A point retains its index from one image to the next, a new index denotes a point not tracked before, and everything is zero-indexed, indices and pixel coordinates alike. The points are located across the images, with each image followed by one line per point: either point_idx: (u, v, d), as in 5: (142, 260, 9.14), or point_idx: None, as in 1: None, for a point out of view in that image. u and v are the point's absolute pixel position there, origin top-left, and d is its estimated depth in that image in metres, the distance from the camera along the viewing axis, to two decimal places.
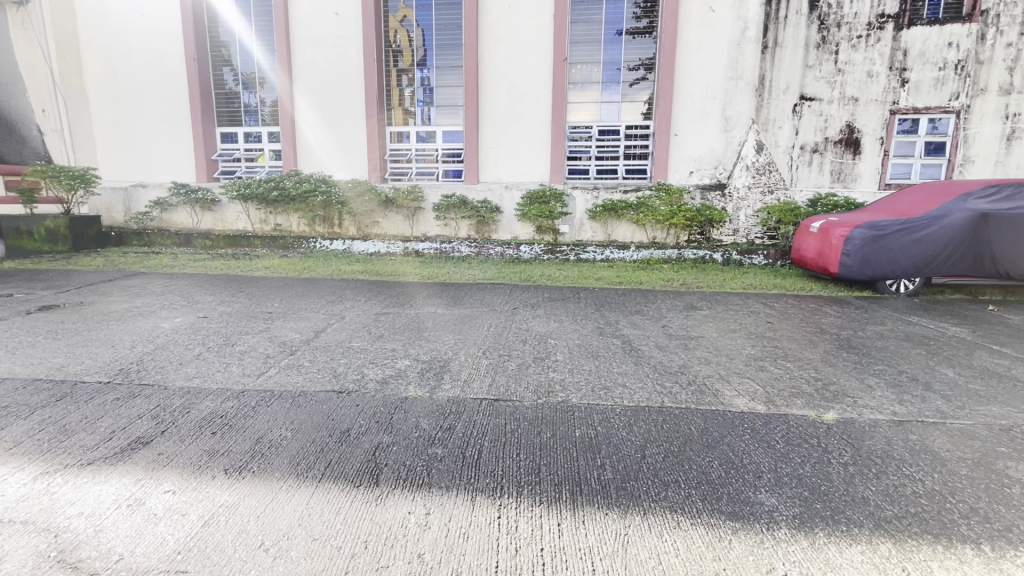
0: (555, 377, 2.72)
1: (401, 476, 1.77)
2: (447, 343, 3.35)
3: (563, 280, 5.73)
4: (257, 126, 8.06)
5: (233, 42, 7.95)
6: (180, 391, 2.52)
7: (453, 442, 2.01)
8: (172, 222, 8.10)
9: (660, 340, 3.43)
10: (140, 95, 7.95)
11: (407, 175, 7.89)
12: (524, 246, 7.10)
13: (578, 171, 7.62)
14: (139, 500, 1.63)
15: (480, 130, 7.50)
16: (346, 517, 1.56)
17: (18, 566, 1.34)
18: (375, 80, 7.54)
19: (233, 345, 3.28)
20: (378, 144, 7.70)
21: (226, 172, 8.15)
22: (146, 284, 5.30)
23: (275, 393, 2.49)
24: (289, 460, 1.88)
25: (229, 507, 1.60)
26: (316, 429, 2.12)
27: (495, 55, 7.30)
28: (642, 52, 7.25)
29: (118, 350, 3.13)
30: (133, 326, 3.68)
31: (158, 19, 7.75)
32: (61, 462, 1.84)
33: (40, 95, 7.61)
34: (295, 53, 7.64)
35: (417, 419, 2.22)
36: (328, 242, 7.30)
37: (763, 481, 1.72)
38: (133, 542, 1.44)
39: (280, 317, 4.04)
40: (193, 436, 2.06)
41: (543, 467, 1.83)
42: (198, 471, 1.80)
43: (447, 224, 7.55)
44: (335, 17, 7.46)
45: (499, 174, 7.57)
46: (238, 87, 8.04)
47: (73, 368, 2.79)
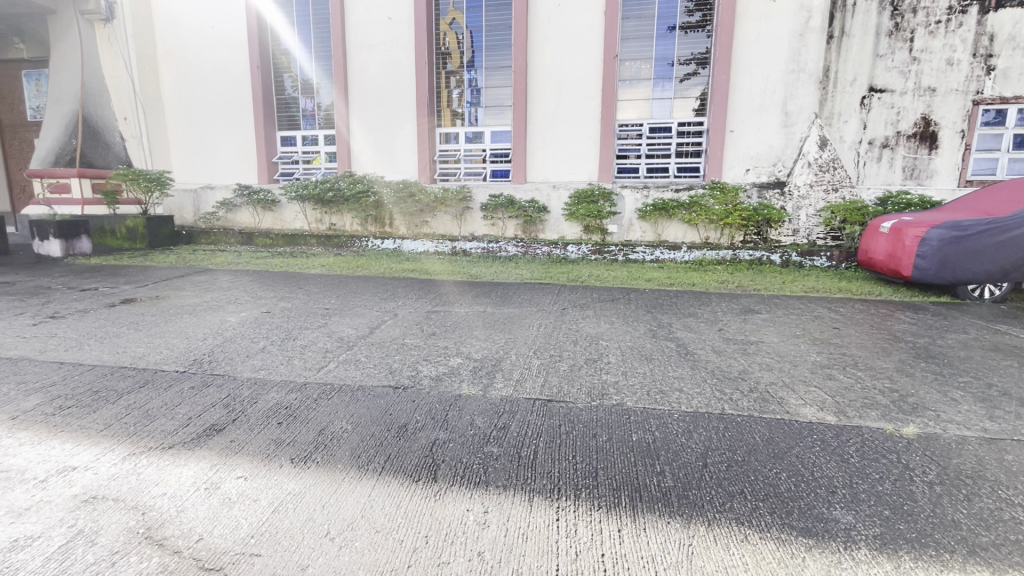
0: (607, 380, 2.68)
1: (458, 473, 1.79)
2: (499, 342, 3.37)
3: (612, 280, 5.65)
4: (314, 130, 8.39)
5: (292, 49, 8.28)
6: (248, 381, 2.66)
7: (509, 442, 2.01)
8: (236, 222, 8.55)
9: (717, 344, 3.32)
10: (209, 102, 8.44)
11: (456, 175, 7.98)
12: (571, 246, 7.05)
13: (627, 170, 7.48)
14: (215, 484, 1.72)
15: (528, 130, 7.49)
16: (407, 511, 1.59)
17: (112, 540, 1.45)
18: (426, 82, 7.68)
19: (295, 339, 3.43)
20: (428, 145, 7.84)
21: (285, 173, 8.54)
22: (214, 280, 5.64)
23: (335, 386, 2.59)
24: (350, 453, 1.93)
25: (296, 495, 1.67)
26: (373, 423, 2.18)
27: (545, 54, 7.28)
28: (695, 47, 7.03)
29: (191, 341, 3.35)
30: (205, 319, 3.92)
31: (223, 29, 8.22)
32: (146, 444, 1.98)
33: (123, 103, 8.38)
34: (351, 58, 7.90)
35: (473, 416, 2.24)
36: (380, 242, 7.54)
37: (838, 496, 1.63)
38: (212, 524, 1.52)
39: (337, 313, 4.19)
40: (261, 425, 2.16)
41: (600, 471, 1.80)
42: (267, 459, 1.89)
43: (494, 223, 7.60)
44: (389, 21, 7.66)
45: (547, 173, 7.54)
46: (296, 93, 8.38)
47: (154, 357, 3.00)
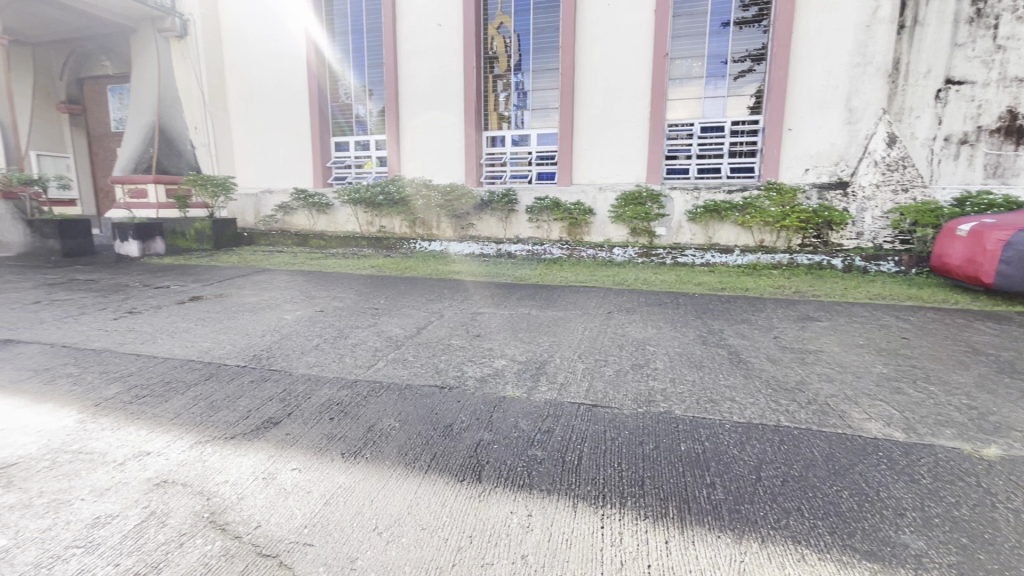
0: (654, 386, 2.61)
1: (503, 475, 1.80)
2: (544, 345, 3.36)
3: (659, 284, 5.52)
4: (366, 135, 8.68)
5: (347, 58, 8.60)
6: (302, 377, 2.78)
7: (553, 446, 2.00)
8: (292, 224, 8.95)
9: (772, 353, 3.17)
10: (270, 110, 8.90)
11: (501, 178, 8.05)
12: (617, 248, 6.97)
13: (677, 171, 7.28)
14: (272, 474, 1.81)
15: (575, 131, 7.45)
16: (452, 510, 1.61)
17: (180, 522, 1.55)
18: (474, 86, 7.79)
19: (346, 337, 3.55)
20: (475, 148, 7.93)
21: (339, 177, 8.89)
22: (273, 279, 5.94)
23: (383, 384, 2.66)
24: (398, 450, 1.98)
25: (346, 489, 1.73)
26: (420, 422, 2.22)
27: (592, 55, 7.22)
28: (750, 43, 6.77)
29: (250, 337, 3.53)
30: (264, 317, 4.13)
31: (283, 41, 8.64)
32: (211, 433, 2.11)
33: (193, 114, 8.91)
34: (402, 65, 8.12)
35: (516, 418, 2.24)
36: (427, 243, 7.77)
37: (907, 519, 1.51)
38: (269, 513, 1.60)
39: (386, 313, 4.31)
40: (314, 420, 2.25)
41: (647, 480, 1.76)
42: (320, 453, 1.97)
43: (540, 226, 7.58)
44: (438, 28, 7.83)
45: (593, 175, 7.46)
46: (350, 100, 8.70)
47: (218, 352, 3.19)
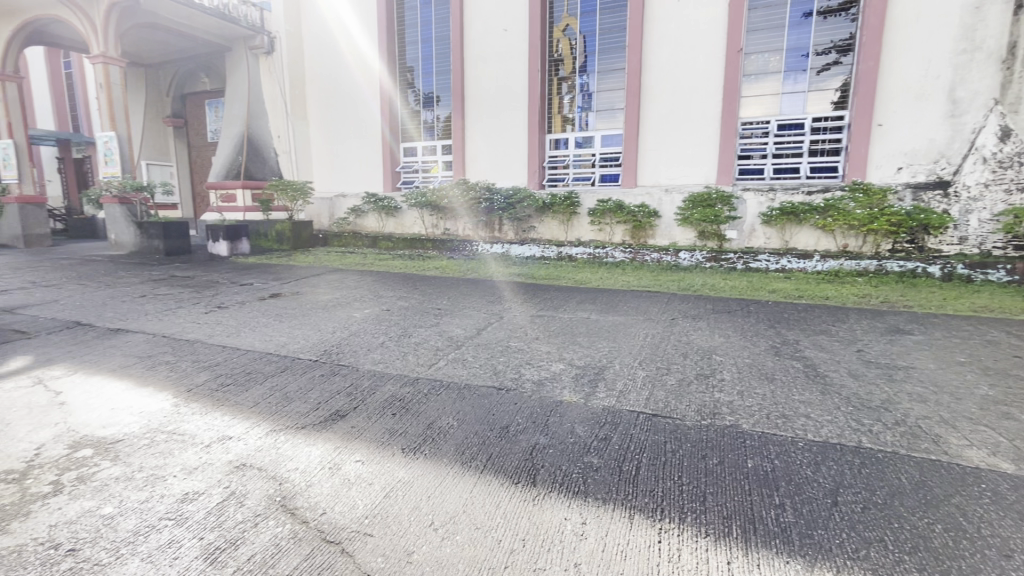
0: (720, 399, 2.48)
1: (557, 481, 1.78)
2: (604, 350, 3.29)
3: (729, 290, 5.25)
4: (433, 141, 8.94)
5: (416, 66, 8.91)
6: (368, 373, 2.91)
7: (610, 454, 1.96)
8: (363, 226, 9.39)
9: (854, 368, 2.92)
10: (345, 119, 9.41)
11: (564, 181, 8.00)
12: (683, 252, 6.71)
13: (750, 172, 6.90)
14: (337, 465, 1.91)
15: (640, 132, 7.26)
16: (505, 512, 1.62)
17: (256, 504, 1.67)
18: (538, 89, 7.81)
19: (409, 336, 3.67)
20: (538, 151, 7.95)
21: (406, 182, 9.23)
22: (344, 278, 6.26)
23: (443, 383, 2.73)
24: (455, 449, 2.02)
25: (405, 483, 1.79)
26: (478, 422, 2.25)
27: (661, 54, 7.02)
28: (836, 33, 6.30)
29: (322, 333, 3.74)
30: (335, 315, 4.36)
31: (358, 53, 9.12)
32: (284, 423, 2.25)
33: (277, 124, 9.61)
34: (468, 71, 8.30)
35: (573, 424, 2.22)
36: (489, 246, 7.89)
37: (1014, 562, 1.34)
38: (334, 501, 1.68)
39: (448, 313, 4.41)
40: (378, 415, 2.35)
41: (709, 496, 1.67)
42: (381, 447, 2.05)
43: (602, 229, 7.47)
44: (504, 33, 7.94)
45: (659, 176, 7.24)
46: (418, 106, 9.00)
47: (292, 346, 3.40)
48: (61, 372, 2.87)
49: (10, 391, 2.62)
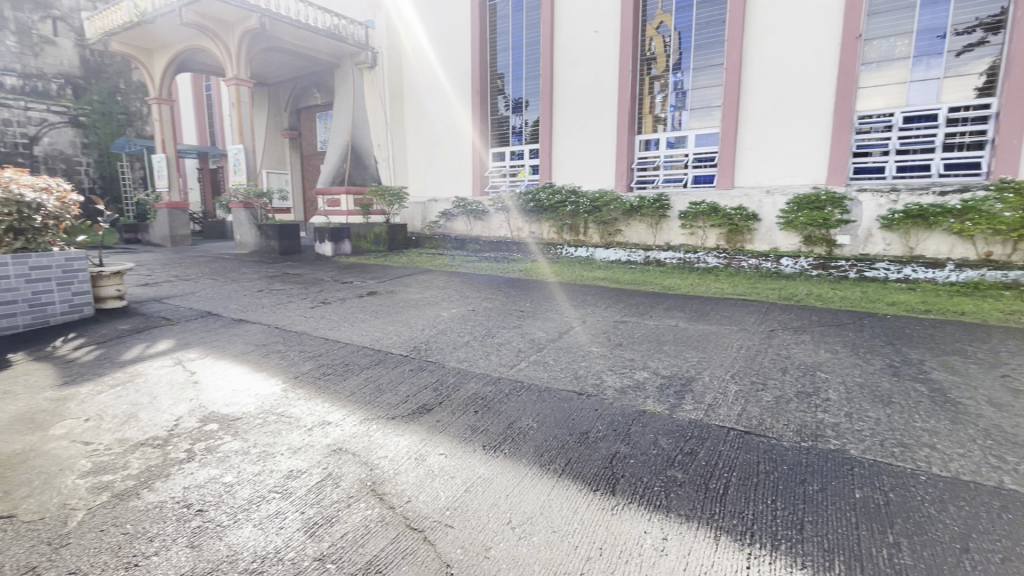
0: (825, 420, 2.26)
1: (637, 492, 1.73)
2: (692, 360, 3.14)
3: (837, 301, 4.79)
4: (521, 145, 9.05)
5: (507, 72, 9.09)
6: (453, 370, 3.03)
7: (695, 469, 1.87)
8: (452, 229, 9.73)
9: (996, 396, 2.52)
10: (439, 126, 9.84)
11: (654, 183, 7.74)
12: (786, 258, 6.27)
13: (869, 170, 6.20)
14: (422, 456, 2.00)
15: (739, 130, 6.83)
16: (583, 518, 1.60)
17: (349, 486, 1.80)
18: (629, 89, 7.63)
19: (493, 336, 3.77)
20: (627, 153, 7.76)
21: (494, 186, 9.42)
22: (433, 279, 6.55)
23: (523, 384, 2.76)
24: (534, 450, 2.04)
25: (485, 479, 1.83)
26: (558, 426, 2.25)
27: (764, 46, 6.56)
28: (981, 9, 5.51)
29: (412, 330, 3.95)
30: (424, 313, 4.59)
31: (453, 62, 9.50)
32: (376, 413, 2.41)
33: (380, 133, 10.22)
34: (557, 75, 8.33)
35: (656, 435, 2.14)
36: (574, 250, 7.93)
37: None
38: (419, 490, 1.77)
39: (531, 316, 4.46)
40: (461, 411, 2.43)
41: (808, 525, 1.54)
42: (464, 442, 2.12)
43: (694, 233, 7.13)
44: (595, 35, 7.87)
45: (759, 177, 6.75)
46: (508, 112, 9.15)
47: (386, 342, 3.62)
48: (196, 355, 3.31)
49: (156, 369, 3.06)
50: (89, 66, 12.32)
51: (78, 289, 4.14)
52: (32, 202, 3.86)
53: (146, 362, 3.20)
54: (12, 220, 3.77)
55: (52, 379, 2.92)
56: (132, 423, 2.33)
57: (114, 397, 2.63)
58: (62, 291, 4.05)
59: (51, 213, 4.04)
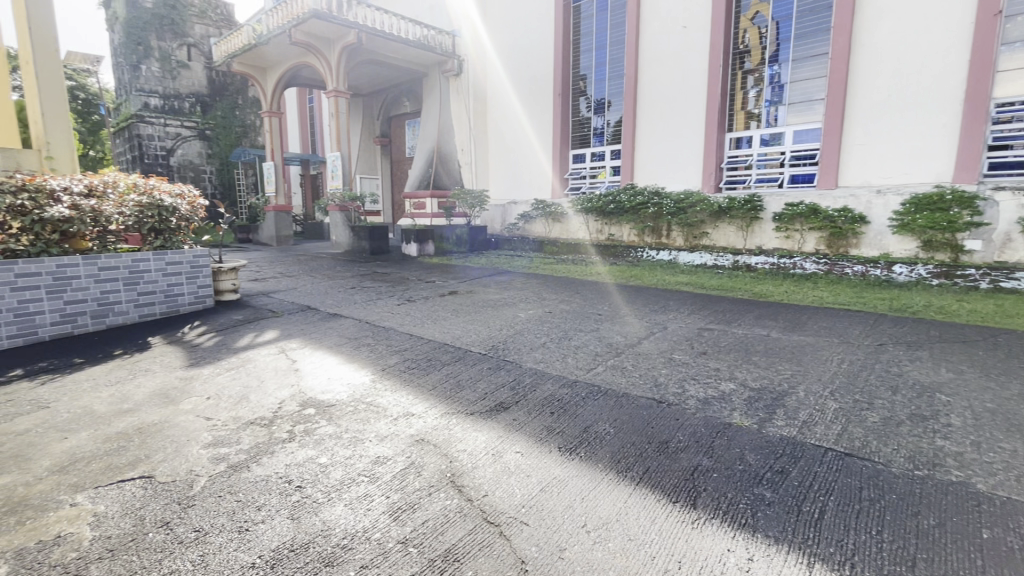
0: (945, 448, 2.01)
1: (721, 508, 1.65)
2: (784, 373, 2.93)
3: (963, 313, 4.24)
4: (602, 146, 8.91)
5: (589, 74, 8.99)
6: (530, 370, 3.06)
7: (786, 489, 1.74)
8: (530, 231, 9.76)
9: None
10: (519, 130, 9.97)
11: (745, 183, 7.32)
12: (899, 265, 5.70)
13: (1008, 166, 5.38)
14: (499, 453, 2.05)
15: (845, 124, 6.24)
16: (661, 529, 1.56)
17: (431, 476, 1.89)
18: (719, 85, 7.27)
19: (570, 339, 3.75)
20: (716, 152, 7.38)
21: (574, 188, 9.36)
22: (511, 280, 6.66)
23: (600, 389, 2.72)
24: (610, 456, 2.00)
25: (560, 481, 1.84)
26: (636, 433, 2.20)
27: (878, 31, 5.95)
28: None
29: (490, 330, 4.05)
30: (503, 313, 4.69)
31: (535, 66, 9.58)
32: (457, 408, 2.50)
33: (462, 138, 10.67)
34: (642, 74, 8.12)
35: (742, 450, 2.02)
36: (655, 252, 7.71)
37: None
38: (496, 486, 1.82)
39: (609, 319, 4.39)
40: (537, 411, 2.45)
41: (921, 562, 1.38)
42: (539, 442, 2.14)
43: (789, 236, 6.62)
44: (684, 30, 7.59)
45: (868, 175, 6.12)
46: (590, 113, 9.05)
47: (465, 340, 3.75)
48: (297, 345, 3.63)
49: (264, 356, 3.39)
50: (215, 86, 13.93)
51: (202, 283, 4.69)
52: (170, 206, 4.47)
53: (255, 349, 3.55)
54: (154, 221, 4.40)
55: (181, 361, 3.35)
56: (244, 403, 2.61)
57: (230, 379, 2.96)
58: (190, 283, 4.61)
59: (184, 216, 4.63)
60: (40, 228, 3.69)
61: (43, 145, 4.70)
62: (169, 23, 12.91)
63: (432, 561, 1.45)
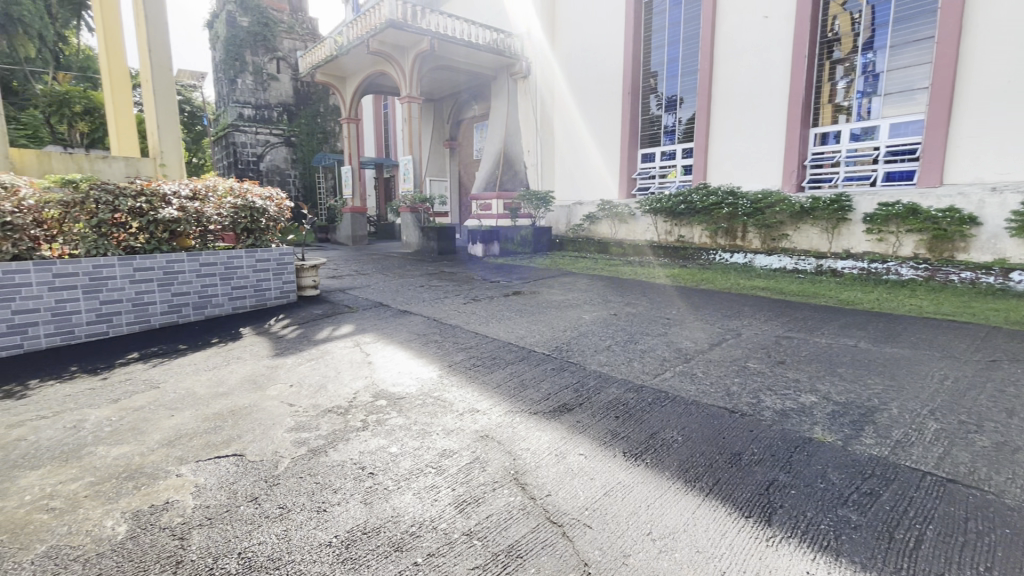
0: None
1: (800, 527, 1.55)
2: (875, 388, 2.69)
3: None
4: (673, 144, 8.62)
5: (661, 70, 8.72)
6: (594, 372, 3.03)
7: (876, 513, 1.60)
8: (596, 232, 9.63)
9: None
10: (587, 130, 9.85)
11: (831, 181, 6.79)
12: (1016, 273, 5.08)
13: None
14: (562, 454, 2.04)
15: (953, 115, 5.63)
16: (732, 543, 1.49)
17: (495, 472, 1.92)
18: (803, 77, 6.80)
19: (636, 342, 3.67)
20: (798, 148, 6.91)
21: (642, 188, 9.11)
22: (576, 282, 6.61)
23: (668, 395, 2.64)
24: (678, 465, 1.94)
25: (625, 486, 1.81)
26: (705, 442, 2.12)
27: (996, 9, 5.31)
28: None
29: (554, 331, 4.05)
30: (567, 314, 4.67)
31: (604, 64, 9.43)
32: (521, 407, 2.52)
33: (528, 139, 10.68)
34: (717, 69, 7.77)
35: (825, 467, 1.89)
36: (728, 255, 7.38)
37: None
38: (559, 486, 1.82)
39: (677, 324, 4.24)
40: (601, 415, 2.42)
41: None
42: (604, 445, 2.12)
43: (882, 239, 6.07)
44: (765, 21, 7.18)
45: (981, 171, 5.47)
46: (661, 110, 8.78)
47: (530, 340, 3.77)
48: (370, 339, 3.82)
49: (340, 348, 3.60)
50: (300, 96, 14.95)
51: (287, 278, 5.06)
52: (260, 208, 4.87)
53: (333, 342, 3.78)
54: (246, 222, 4.80)
55: (268, 350, 3.63)
56: (323, 391, 2.79)
57: (310, 369, 3.17)
58: (277, 279, 4.98)
59: (272, 216, 5.03)
60: (153, 228, 4.15)
61: (158, 154, 5.27)
62: (261, 39, 14.02)
63: (495, 555, 1.47)
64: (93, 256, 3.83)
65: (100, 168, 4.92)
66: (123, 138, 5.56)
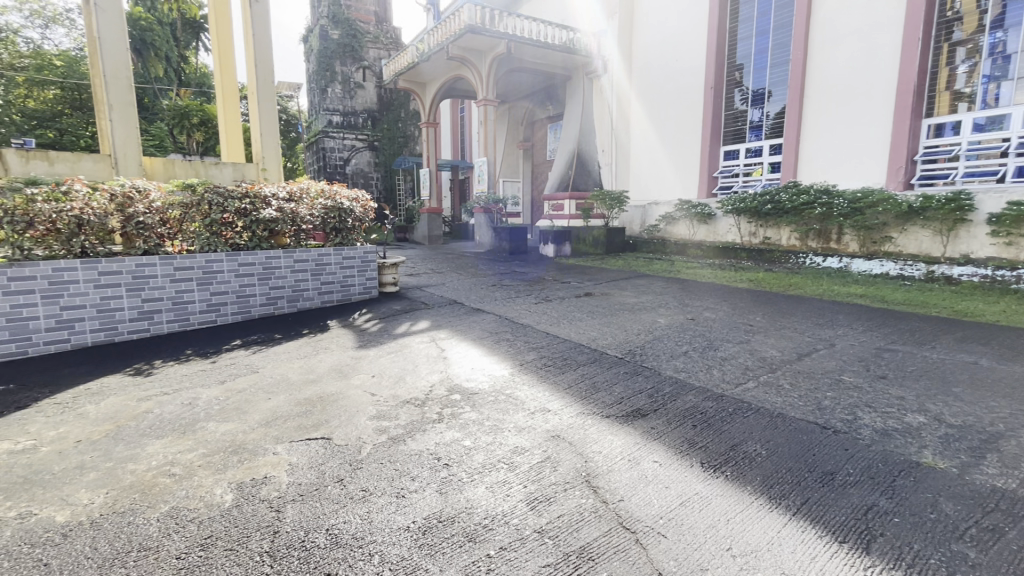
0: None
1: (903, 558, 1.41)
2: (999, 412, 2.37)
3: None
4: (759, 140, 8.10)
5: (748, 62, 8.20)
6: (670, 379, 2.93)
7: (999, 552, 1.42)
8: (673, 233, 9.29)
9: None
10: (665, 127, 9.53)
11: (948, 178, 6.04)
12: None
13: None
14: (635, 460, 2.00)
15: None
16: (824, 568, 1.39)
17: (566, 473, 1.92)
18: (915, 62, 6.12)
19: (715, 349, 3.50)
20: (907, 143, 6.24)
21: (723, 187, 8.63)
22: (651, 284, 6.42)
23: (751, 406, 2.49)
24: (762, 480, 1.83)
25: (704, 498, 1.73)
26: (793, 458, 1.98)
27: None
28: None
29: (627, 334, 3.96)
30: (641, 317, 4.55)
31: (685, 59, 9.06)
32: (593, 409, 2.49)
33: (603, 138, 10.62)
34: (812, 58, 7.21)
35: (935, 496, 1.70)
36: (820, 259, 6.90)
37: None
38: (632, 492, 1.78)
39: (761, 331, 3.99)
40: (678, 422, 2.34)
41: None
42: (680, 454, 2.04)
43: (1012, 243, 5.33)
44: (869, 3, 6.57)
45: None
46: (746, 105, 8.27)
47: (602, 342, 3.73)
48: (445, 335, 3.95)
49: (418, 343, 3.75)
50: (382, 102, 15.74)
51: (369, 275, 5.35)
52: (347, 209, 5.18)
53: (410, 337, 3.95)
54: (334, 222, 5.12)
55: (352, 342, 3.87)
56: (402, 383, 2.93)
57: (390, 361, 3.34)
58: (361, 276, 5.29)
59: (358, 217, 5.32)
60: (255, 227, 4.57)
61: (261, 159, 5.82)
62: (350, 50, 14.92)
63: (567, 555, 1.47)
64: (205, 251, 4.29)
65: (213, 173, 5.49)
66: (233, 147, 6.19)
